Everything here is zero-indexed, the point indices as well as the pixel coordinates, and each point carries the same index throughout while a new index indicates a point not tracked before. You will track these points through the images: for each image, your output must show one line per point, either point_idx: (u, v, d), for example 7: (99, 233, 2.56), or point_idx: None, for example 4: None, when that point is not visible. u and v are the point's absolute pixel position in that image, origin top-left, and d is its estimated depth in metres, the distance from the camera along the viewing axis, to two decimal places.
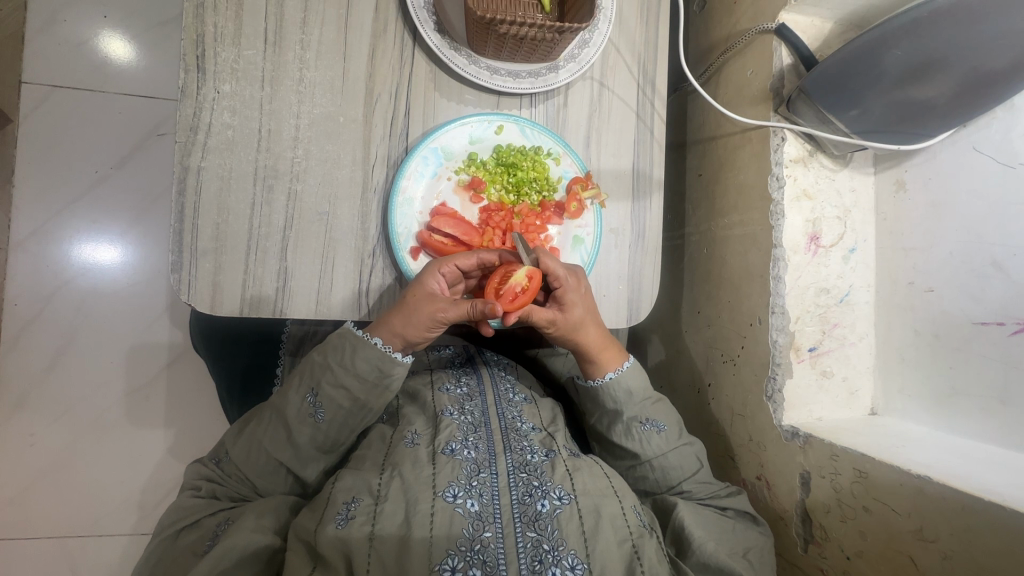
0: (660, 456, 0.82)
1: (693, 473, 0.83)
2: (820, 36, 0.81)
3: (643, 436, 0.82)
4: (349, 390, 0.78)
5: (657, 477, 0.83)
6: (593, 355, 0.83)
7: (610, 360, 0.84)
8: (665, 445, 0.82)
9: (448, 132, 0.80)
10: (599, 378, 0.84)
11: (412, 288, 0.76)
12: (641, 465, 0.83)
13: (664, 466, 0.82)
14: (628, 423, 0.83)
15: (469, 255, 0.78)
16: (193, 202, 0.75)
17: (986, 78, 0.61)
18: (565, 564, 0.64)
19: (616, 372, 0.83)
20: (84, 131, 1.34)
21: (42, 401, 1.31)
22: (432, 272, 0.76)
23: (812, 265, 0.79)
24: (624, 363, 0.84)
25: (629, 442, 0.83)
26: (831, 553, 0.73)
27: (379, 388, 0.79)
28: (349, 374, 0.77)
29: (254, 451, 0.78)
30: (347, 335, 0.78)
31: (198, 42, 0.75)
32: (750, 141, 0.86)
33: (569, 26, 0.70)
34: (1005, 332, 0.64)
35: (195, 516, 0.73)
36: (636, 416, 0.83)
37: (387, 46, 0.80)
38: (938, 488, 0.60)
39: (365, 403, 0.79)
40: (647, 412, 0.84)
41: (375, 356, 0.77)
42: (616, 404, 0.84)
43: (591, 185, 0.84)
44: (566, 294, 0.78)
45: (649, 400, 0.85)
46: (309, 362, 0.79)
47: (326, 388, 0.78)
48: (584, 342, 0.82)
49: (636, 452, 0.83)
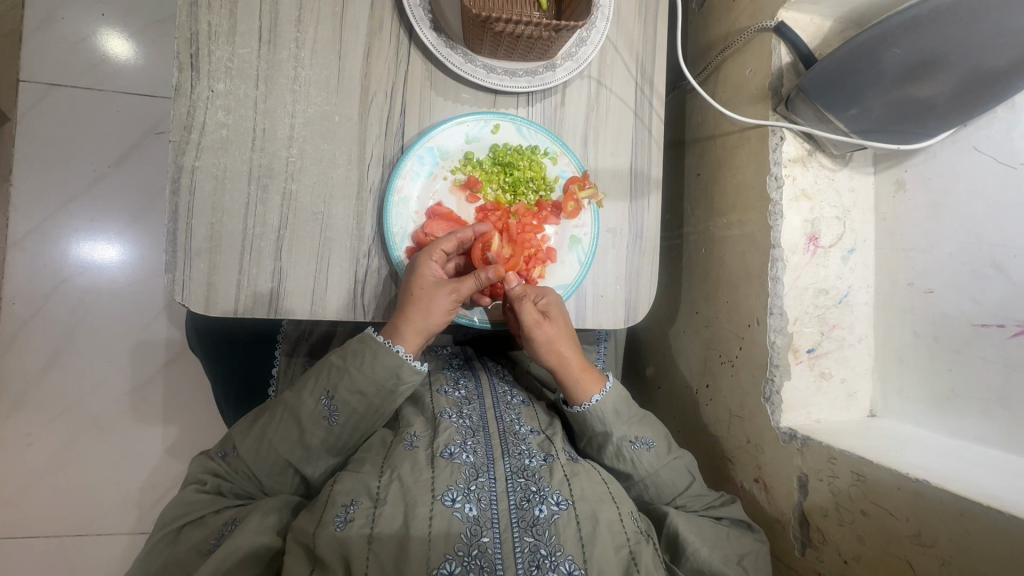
0: (651, 474, 0.82)
1: (686, 487, 0.82)
2: (820, 34, 0.80)
3: (633, 455, 0.81)
4: (365, 395, 0.77)
5: (651, 494, 0.82)
6: (579, 372, 0.82)
7: (592, 384, 0.83)
8: (656, 462, 0.82)
9: (443, 132, 0.80)
10: (584, 402, 0.82)
11: (412, 279, 0.76)
12: (634, 484, 0.83)
13: (657, 483, 0.82)
14: (618, 444, 0.82)
15: (451, 237, 0.78)
16: (187, 202, 0.74)
17: (987, 77, 0.60)
18: (562, 569, 0.64)
19: (602, 394, 0.82)
20: (82, 129, 1.34)
21: (40, 400, 1.31)
22: (426, 260, 0.75)
23: (811, 265, 0.78)
24: (607, 386, 0.83)
25: (620, 464, 0.83)
26: (828, 556, 0.72)
27: (394, 394, 0.78)
28: (367, 379, 0.77)
29: (263, 449, 0.77)
30: (367, 341, 0.77)
31: (192, 41, 0.74)
32: (749, 140, 0.85)
33: (566, 23, 0.69)
34: (1005, 334, 0.63)
35: (199, 512, 0.73)
36: (626, 435, 0.82)
37: (382, 44, 0.79)
38: (936, 492, 0.60)
39: (380, 409, 0.79)
40: (635, 430, 0.83)
41: (395, 363, 0.77)
42: (604, 426, 0.82)
43: (588, 185, 0.84)
44: (551, 304, 0.80)
45: (635, 417, 0.84)
46: (326, 364, 0.79)
47: (342, 392, 0.77)
48: (571, 352, 0.82)
49: (629, 472, 0.82)
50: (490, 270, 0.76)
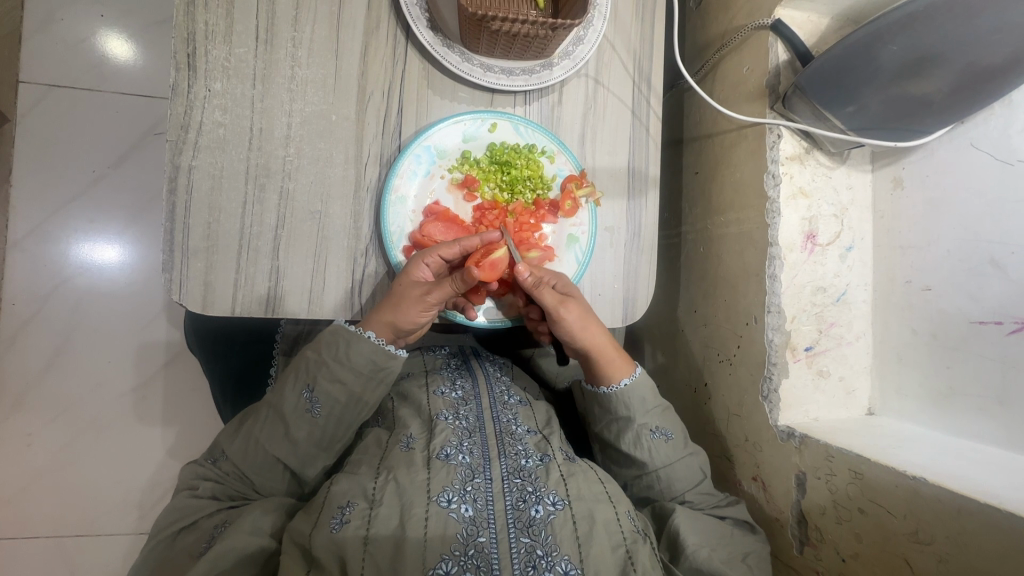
0: (667, 466, 0.82)
1: (697, 483, 0.82)
2: (817, 31, 0.80)
3: (651, 445, 0.82)
4: (345, 383, 0.78)
5: (662, 487, 0.82)
6: (605, 355, 0.83)
7: (621, 369, 0.84)
8: (673, 454, 0.82)
9: (440, 131, 0.80)
10: (613, 385, 0.84)
11: (399, 277, 0.76)
12: (648, 475, 0.83)
13: (671, 476, 0.82)
14: (638, 431, 0.83)
15: (453, 245, 0.78)
16: (185, 201, 0.74)
17: (984, 74, 0.60)
18: (558, 569, 0.64)
19: (630, 379, 0.83)
20: (81, 130, 1.34)
21: (40, 400, 1.31)
22: (418, 262, 0.76)
23: (808, 263, 0.78)
24: (635, 372, 0.85)
25: (637, 452, 0.82)
26: (826, 554, 0.72)
27: (375, 381, 0.80)
28: (346, 368, 0.78)
29: (251, 449, 0.78)
30: (338, 332, 0.78)
31: (189, 41, 0.74)
32: (746, 138, 0.85)
33: (563, 22, 0.69)
34: (1003, 331, 0.63)
35: (192, 517, 0.73)
36: (646, 424, 0.83)
37: (380, 43, 0.80)
38: (933, 490, 0.59)
39: (362, 396, 0.80)
40: (656, 420, 0.83)
41: (369, 351, 0.78)
42: (628, 411, 0.83)
43: (585, 183, 0.84)
44: (569, 287, 0.81)
45: (659, 409, 0.85)
46: (303, 359, 0.80)
47: (322, 383, 0.78)
48: (591, 335, 0.81)
49: (645, 461, 0.82)
50: (464, 274, 0.75)
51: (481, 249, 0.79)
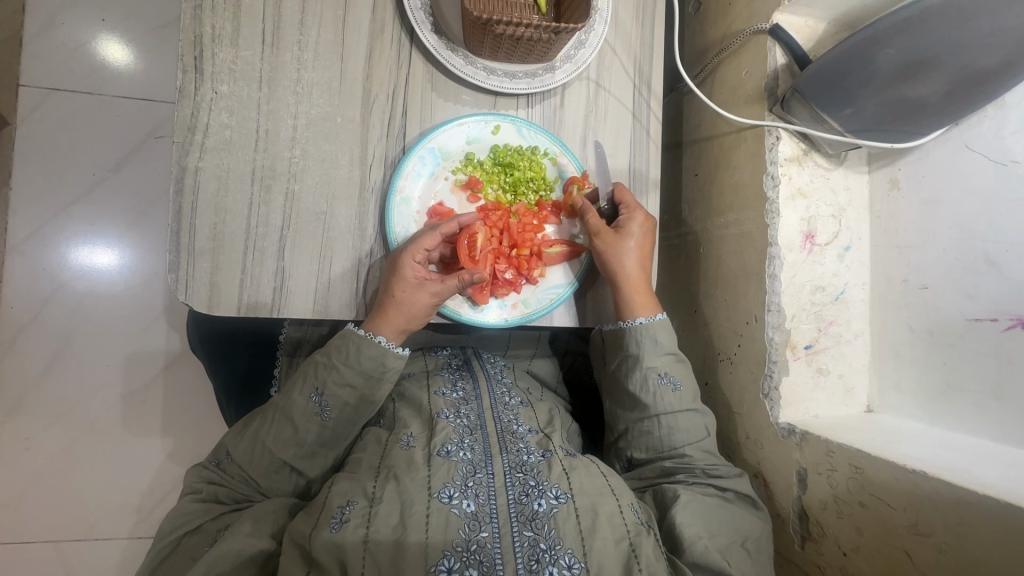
0: (669, 414, 0.83)
1: (699, 441, 0.83)
2: (814, 36, 0.81)
3: (657, 389, 0.83)
4: (354, 387, 0.79)
5: (661, 435, 0.84)
6: (631, 295, 0.84)
7: (643, 307, 0.85)
8: (677, 403, 0.83)
9: (445, 132, 0.81)
10: (629, 319, 0.85)
11: (393, 282, 0.76)
12: (649, 419, 0.84)
13: (672, 426, 0.83)
14: (646, 373, 0.84)
15: (433, 234, 0.76)
16: (191, 202, 0.75)
17: (976, 76, 0.62)
18: (561, 563, 0.64)
19: (646, 320, 0.84)
20: (82, 132, 1.34)
21: (38, 403, 1.30)
22: (406, 261, 0.75)
23: (807, 263, 0.80)
24: (656, 316, 0.85)
25: (641, 394, 0.84)
26: (827, 550, 0.73)
27: (383, 382, 0.80)
28: (353, 372, 0.78)
29: (258, 452, 0.77)
30: (348, 336, 0.78)
31: (196, 44, 0.75)
32: (745, 140, 0.87)
33: (565, 26, 0.70)
34: (998, 328, 0.65)
35: (196, 521, 0.73)
36: (655, 368, 0.84)
37: (384, 47, 0.81)
38: (931, 484, 0.61)
39: (371, 398, 0.80)
40: (666, 367, 0.84)
41: (378, 352, 0.78)
42: (638, 350, 0.84)
43: (587, 184, 0.86)
44: (631, 222, 0.83)
45: (670, 357, 0.85)
46: (313, 363, 0.80)
47: (331, 387, 0.78)
48: (628, 275, 0.83)
49: (648, 404, 0.84)
50: (476, 274, 0.75)
51: (461, 234, 0.79)
